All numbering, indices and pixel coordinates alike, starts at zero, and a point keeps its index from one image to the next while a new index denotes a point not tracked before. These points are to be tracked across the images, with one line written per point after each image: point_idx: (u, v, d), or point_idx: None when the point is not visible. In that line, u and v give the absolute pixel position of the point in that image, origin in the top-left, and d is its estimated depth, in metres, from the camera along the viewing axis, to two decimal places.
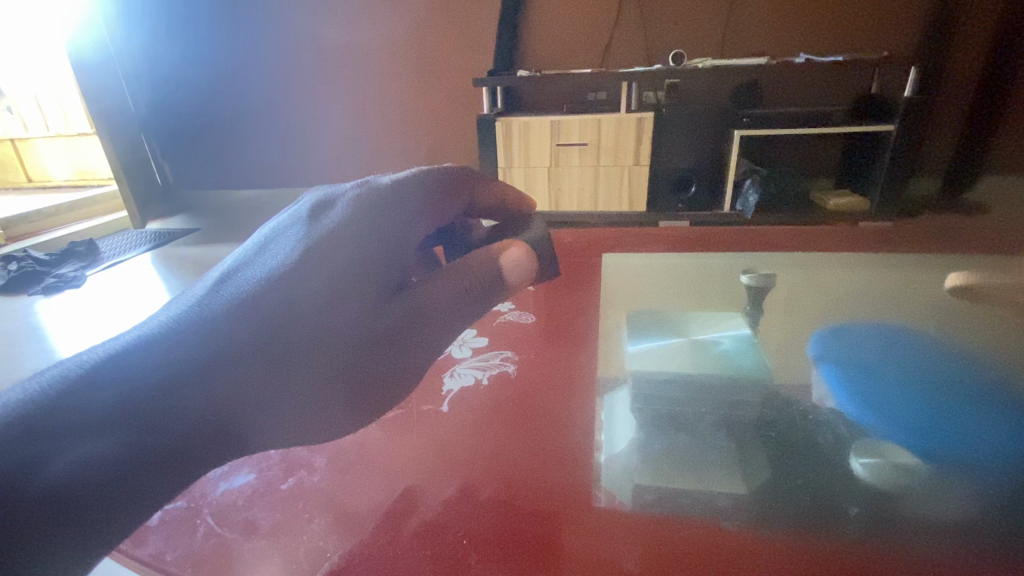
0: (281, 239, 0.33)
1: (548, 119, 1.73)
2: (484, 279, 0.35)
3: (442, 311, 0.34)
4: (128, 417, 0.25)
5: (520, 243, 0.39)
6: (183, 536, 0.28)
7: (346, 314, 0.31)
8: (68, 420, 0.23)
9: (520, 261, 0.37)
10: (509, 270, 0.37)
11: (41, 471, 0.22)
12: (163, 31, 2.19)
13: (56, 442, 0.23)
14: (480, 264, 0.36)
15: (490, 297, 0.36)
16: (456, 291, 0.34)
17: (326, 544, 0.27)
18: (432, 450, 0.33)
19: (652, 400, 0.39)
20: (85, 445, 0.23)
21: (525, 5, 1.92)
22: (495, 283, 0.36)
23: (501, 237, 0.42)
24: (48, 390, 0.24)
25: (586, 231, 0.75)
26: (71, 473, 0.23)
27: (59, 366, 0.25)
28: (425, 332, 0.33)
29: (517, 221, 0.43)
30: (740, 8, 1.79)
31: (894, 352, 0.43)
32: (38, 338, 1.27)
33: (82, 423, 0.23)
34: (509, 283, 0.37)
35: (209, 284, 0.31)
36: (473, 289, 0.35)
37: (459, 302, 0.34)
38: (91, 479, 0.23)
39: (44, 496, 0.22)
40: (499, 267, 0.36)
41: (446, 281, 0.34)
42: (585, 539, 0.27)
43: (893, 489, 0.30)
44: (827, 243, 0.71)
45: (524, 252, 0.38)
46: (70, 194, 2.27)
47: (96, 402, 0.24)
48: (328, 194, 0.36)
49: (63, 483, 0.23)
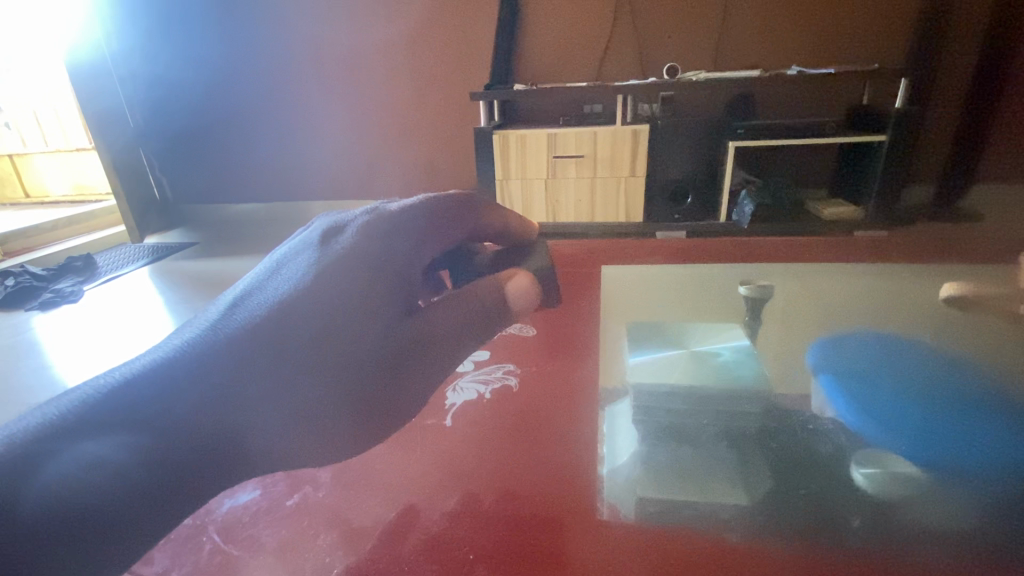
0: (292, 264, 0.33)
1: (545, 131, 1.75)
2: (489, 306, 0.34)
3: (445, 336, 0.33)
4: (142, 424, 0.24)
5: (526, 271, 0.37)
6: (189, 553, 0.28)
7: (360, 337, 0.31)
8: (75, 423, 0.23)
9: (526, 291, 0.36)
10: (515, 299, 0.35)
11: (40, 471, 0.22)
12: (161, 40, 2.20)
13: (61, 440, 0.22)
14: (484, 292, 0.34)
15: (493, 327, 0.35)
16: (459, 318, 0.33)
17: (332, 560, 0.27)
18: (435, 465, 0.33)
19: (653, 411, 0.39)
20: (94, 447, 0.23)
21: (523, 16, 1.94)
22: (498, 309, 0.34)
23: (505, 266, 0.41)
24: (57, 413, 0.23)
25: (585, 243, 0.76)
26: (72, 475, 0.22)
27: (70, 390, 0.25)
28: (434, 354, 0.33)
29: (521, 249, 0.43)
30: (732, 21, 1.82)
31: (893, 361, 0.44)
32: (36, 353, 1.26)
33: (93, 421, 0.23)
34: (513, 311, 0.35)
35: (221, 308, 0.31)
36: (476, 316, 0.34)
37: (462, 327, 0.34)
38: (92, 483, 0.22)
39: (43, 512, 0.21)
40: (502, 295, 0.35)
41: (449, 308, 0.34)
42: (587, 549, 0.28)
43: (892, 498, 0.30)
44: (818, 254, 0.73)
45: (529, 281, 0.36)
46: (68, 209, 2.27)
47: (105, 411, 0.24)
48: (338, 220, 0.36)
49: (57, 497, 0.22)
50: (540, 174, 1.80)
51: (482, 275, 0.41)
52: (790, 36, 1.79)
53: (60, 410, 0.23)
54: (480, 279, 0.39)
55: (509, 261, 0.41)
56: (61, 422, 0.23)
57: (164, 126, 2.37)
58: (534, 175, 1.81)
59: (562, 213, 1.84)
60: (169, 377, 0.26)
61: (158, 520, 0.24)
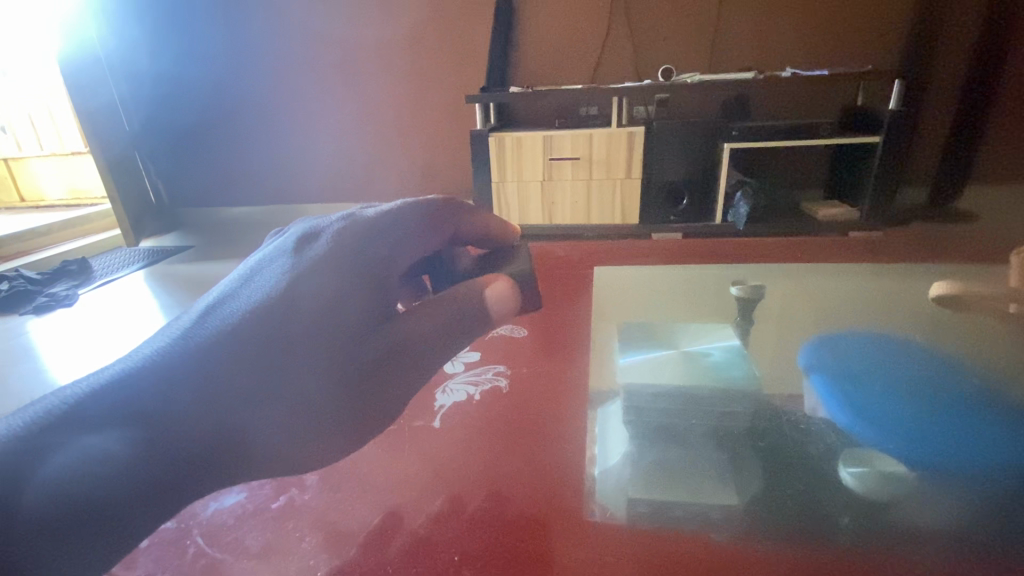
0: (267, 271, 0.33)
1: (540, 134, 1.75)
2: (469, 308, 0.35)
3: (429, 339, 0.33)
4: (128, 427, 0.24)
5: (505, 277, 0.38)
6: (172, 557, 0.28)
7: (342, 342, 0.31)
8: (58, 429, 0.23)
9: (506, 295, 0.37)
10: (495, 303, 0.36)
11: (33, 475, 0.22)
12: (157, 42, 2.20)
13: (47, 444, 0.22)
14: (465, 293, 0.36)
15: (475, 329, 0.36)
16: (442, 321, 0.34)
17: (316, 563, 0.27)
18: (423, 466, 0.33)
19: (643, 411, 0.39)
20: (80, 451, 0.23)
21: (518, 19, 1.95)
22: (478, 315, 0.35)
23: (489, 269, 0.42)
24: (35, 418, 0.23)
25: (577, 245, 0.76)
26: (61, 478, 0.22)
27: (42, 399, 0.24)
28: (418, 357, 0.33)
29: (504, 253, 0.44)
30: (727, 24, 1.83)
31: (881, 362, 0.44)
32: (31, 357, 1.25)
33: (75, 427, 0.23)
34: (495, 316, 0.37)
35: (193, 315, 0.30)
36: (458, 318, 0.35)
37: (444, 330, 0.34)
38: (81, 485, 0.23)
39: (39, 513, 0.22)
40: (481, 299, 0.36)
41: (431, 311, 0.34)
42: (574, 550, 0.28)
43: (880, 497, 0.30)
44: (810, 255, 0.73)
45: (510, 287, 0.37)
46: (62, 213, 2.26)
47: (93, 412, 0.24)
48: (314, 226, 0.36)
49: (51, 497, 0.22)
50: (535, 176, 1.81)
51: (464, 277, 0.42)
52: (784, 39, 1.80)
53: (38, 416, 0.23)
54: (463, 282, 0.39)
55: (491, 265, 0.42)
56: (45, 424, 0.23)
57: (160, 130, 2.36)
58: (530, 178, 1.81)
59: (558, 215, 1.84)
60: (149, 382, 0.26)
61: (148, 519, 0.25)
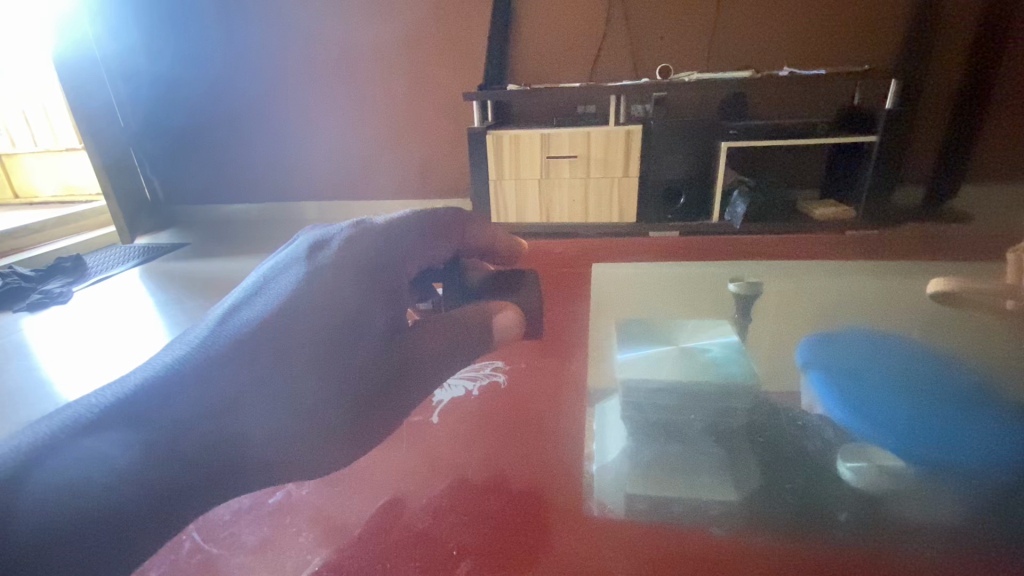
0: (281, 279, 0.32)
1: (537, 132, 1.74)
2: (473, 326, 0.36)
3: (433, 356, 0.34)
4: (137, 430, 0.23)
5: (515, 304, 0.39)
6: (168, 552, 0.28)
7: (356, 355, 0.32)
8: (72, 435, 0.21)
9: (514, 323, 0.37)
10: (502, 328, 0.37)
11: (28, 483, 0.19)
12: (151, 38, 2.19)
13: (55, 452, 0.20)
14: (472, 316, 0.36)
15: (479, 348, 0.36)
16: (450, 337, 0.35)
17: (313, 557, 0.27)
18: (420, 460, 0.33)
19: (642, 407, 0.39)
20: (88, 457, 0.21)
21: (516, 16, 1.94)
22: (480, 336, 0.36)
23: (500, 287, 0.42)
24: (60, 427, 0.21)
25: (576, 242, 0.76)
26: (62, 479, 0.20)
27: (60, 411, 0.22)
28: (425, 369, 0.34)
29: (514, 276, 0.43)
30: (725, 23, 1.83)
31: (879, 359, 0.45)
32: (24, 356, 1.24)
33: (87, 434, 0.21)
34: (498, 339, 0.37)
35: (208, 324, 0.29)
36: (466, 331, 0.35)
37: (451, 344, 0.35)
38: (87, 486, 0.21)
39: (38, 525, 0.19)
40: (491, 325, 0.36)
41: (440, 329, 0.35)
42: (573, 539, 0.28)
43: (882, 492, 0.30)
44: (807, 251, 0.74)
45: (518, 315, 0.38)
46: (57, 210, 2.24)
47: (108, 417, 0.22)
48: (324, 234, 0.36)
49: (56, 508, 0.20)
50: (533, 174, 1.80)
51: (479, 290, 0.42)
52: (782, 38, 1.80)
53: (62, 426, 0.21)
54: (476, 300, 0.40)
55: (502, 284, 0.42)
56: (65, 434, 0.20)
57: (156, 129, 2.36)
58: (527, 175, 1.81)
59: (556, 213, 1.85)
60: (165, 390, 0.24)
61: (154, 534, 0.24)
